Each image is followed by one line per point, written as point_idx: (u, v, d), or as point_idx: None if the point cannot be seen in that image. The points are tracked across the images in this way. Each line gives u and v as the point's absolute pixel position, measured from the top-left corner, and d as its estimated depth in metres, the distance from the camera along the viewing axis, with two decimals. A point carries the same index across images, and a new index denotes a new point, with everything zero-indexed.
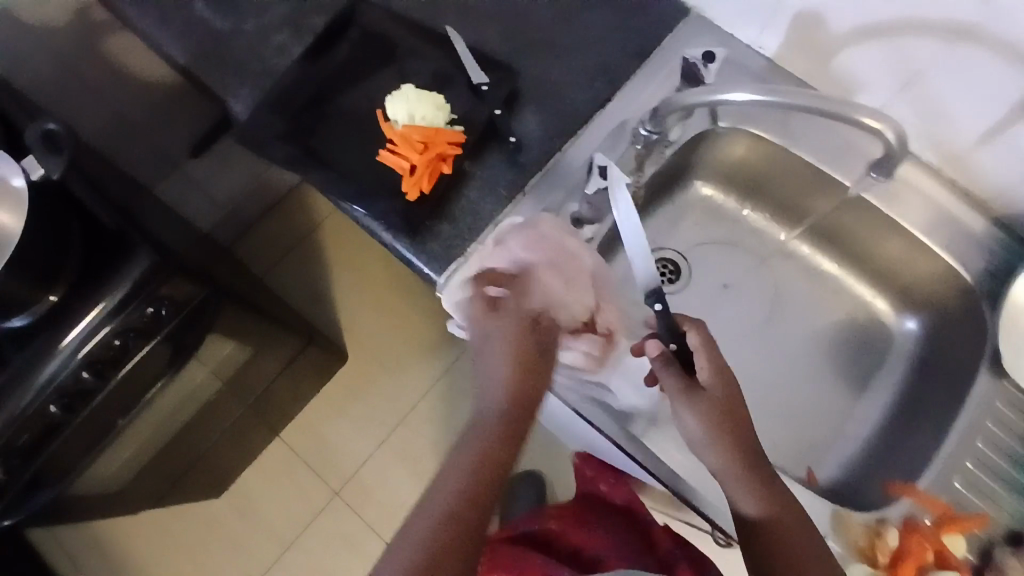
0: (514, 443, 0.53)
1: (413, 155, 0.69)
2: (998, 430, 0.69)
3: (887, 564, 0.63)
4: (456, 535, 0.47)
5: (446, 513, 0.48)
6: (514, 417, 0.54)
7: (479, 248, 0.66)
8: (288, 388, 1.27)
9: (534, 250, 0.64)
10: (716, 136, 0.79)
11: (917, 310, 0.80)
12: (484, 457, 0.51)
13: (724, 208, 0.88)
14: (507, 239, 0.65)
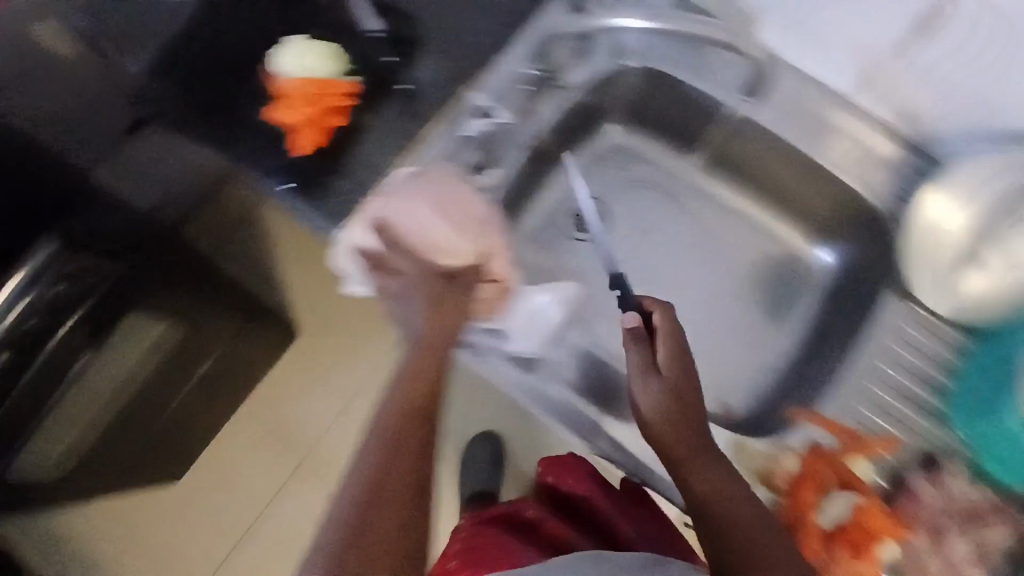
0: (429, 407, 0.52)
1: (303, 109, 0.68)
2: (902, 351, 0.72)
3: (787, 489, 0.66)
4: (378, 511, 0.46)
5: (363, 490, 0.47)
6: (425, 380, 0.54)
7: (372, 198, 0.65)
8: (238, 368, 1.24)
9: (429, 199, 0.65)
10: (624, 77, 0.78)
11: (831, 241, 0.80)
12: (397, 423, 0.51)
13: (642, 152, 0.87)
14: (400, 191, 0.65)
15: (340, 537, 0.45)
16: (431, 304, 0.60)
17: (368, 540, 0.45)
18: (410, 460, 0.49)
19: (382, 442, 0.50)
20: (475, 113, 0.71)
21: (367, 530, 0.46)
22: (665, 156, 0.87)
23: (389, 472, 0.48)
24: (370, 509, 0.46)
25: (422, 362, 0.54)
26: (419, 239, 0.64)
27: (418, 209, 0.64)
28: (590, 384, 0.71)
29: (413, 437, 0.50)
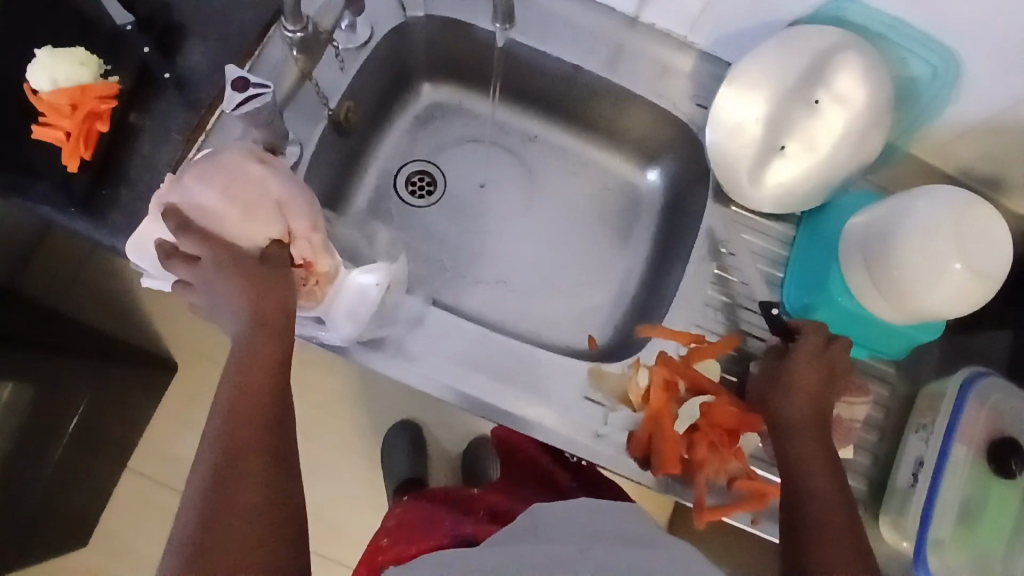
0: (264, 404, 0.53)
1: (62, 121, 0.62)
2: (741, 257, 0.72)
3: (642, 402, 0.67)
4: (221, 510, 0.47)
5: (205, 495, 0.48)
6: (256, 376, 0.53)
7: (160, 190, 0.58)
8: (117, 415, 1.17)
9: (214, 186, 0.56)
10: (416, 28, 0.76)
11: (655, 160, 0.82)
12: (230, 427, 0.51)
13: (463, 107, 0.85)
14: (182, 176, 0.57)
15: (186, 543, 0.46)
16: (248, 283, 0.55)
17: (214, 541, 0.46)
18: (246, 456, 0.50)
19: (217, 445, 0.50)
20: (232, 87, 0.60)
21: (212, 532, 0.47)
22: (485, 107, 0.85)
23: (226, 473, 0.49)
24: (218, 493, 0.48)
25: (247, 361, 0.54)
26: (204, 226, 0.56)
27: (201, 198, 0.56)
28: (449, 345, 0.66)
29: (250, 436, 0.51)
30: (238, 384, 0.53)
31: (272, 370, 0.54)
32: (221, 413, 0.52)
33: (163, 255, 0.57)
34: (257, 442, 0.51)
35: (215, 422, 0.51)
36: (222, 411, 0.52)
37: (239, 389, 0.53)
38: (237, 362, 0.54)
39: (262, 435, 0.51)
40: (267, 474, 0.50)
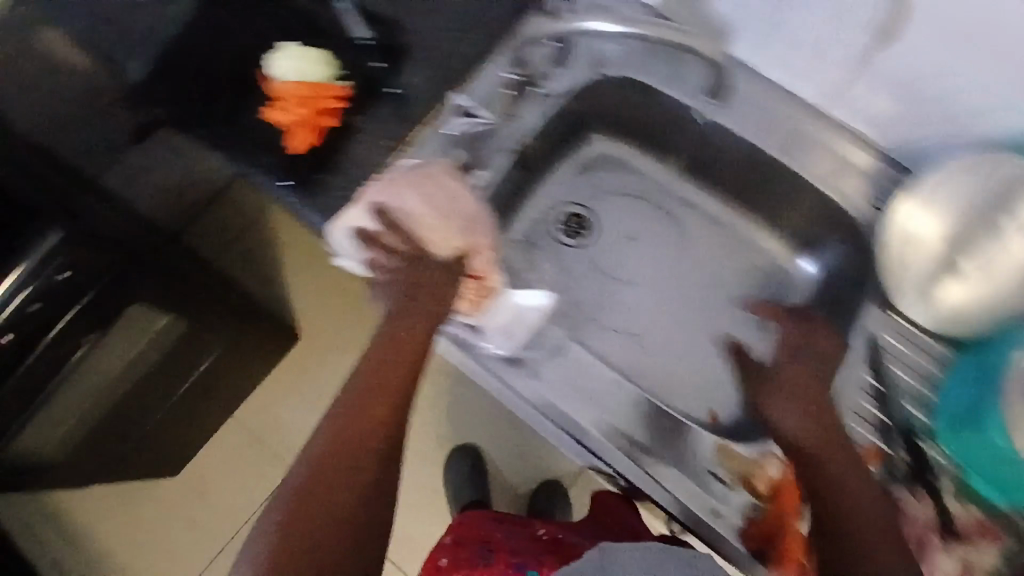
0: (385, 399, 0.59)
1: (294, 110, 0.71)
2: (893, 366, 0.71)
3: (768, 494, 0.63)
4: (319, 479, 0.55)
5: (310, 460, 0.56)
6: (381, 371, 0.60)
7: (372, 184, 0.65)
8: (234, 369, 1.28)
9: (421, 193, 0.64)
10: (607, 85, 0.79)
11: (813, 252, 0.82)
12: (346, 410, 0.58)
13: (629, 163, 0.89)
14: (399, 176, 0.64)
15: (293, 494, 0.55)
16: (413, 283, 0.63)
17: (310, 498, 0.54)
18: (350, 442, 0.57)
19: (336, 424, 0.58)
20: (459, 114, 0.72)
21: (314, 492, 0.55)
22: (651, 168, 0.89)
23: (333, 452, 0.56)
24: (332, 456, 0.56)
25: (381, 354, 0.61)
26: (406, 223, 0.64)
27: (408, 202, 0.64)
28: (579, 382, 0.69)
29: (366, 411, 0.58)
30: (371, 368, 0.61)
31: (398, 369, 0.60)
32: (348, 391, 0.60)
33: (361, 239, 0.63)
34: (363, 435, 0.57)
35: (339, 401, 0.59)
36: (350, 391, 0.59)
37: (370, 373, 0.60)
38: (373, 354, 0.61)
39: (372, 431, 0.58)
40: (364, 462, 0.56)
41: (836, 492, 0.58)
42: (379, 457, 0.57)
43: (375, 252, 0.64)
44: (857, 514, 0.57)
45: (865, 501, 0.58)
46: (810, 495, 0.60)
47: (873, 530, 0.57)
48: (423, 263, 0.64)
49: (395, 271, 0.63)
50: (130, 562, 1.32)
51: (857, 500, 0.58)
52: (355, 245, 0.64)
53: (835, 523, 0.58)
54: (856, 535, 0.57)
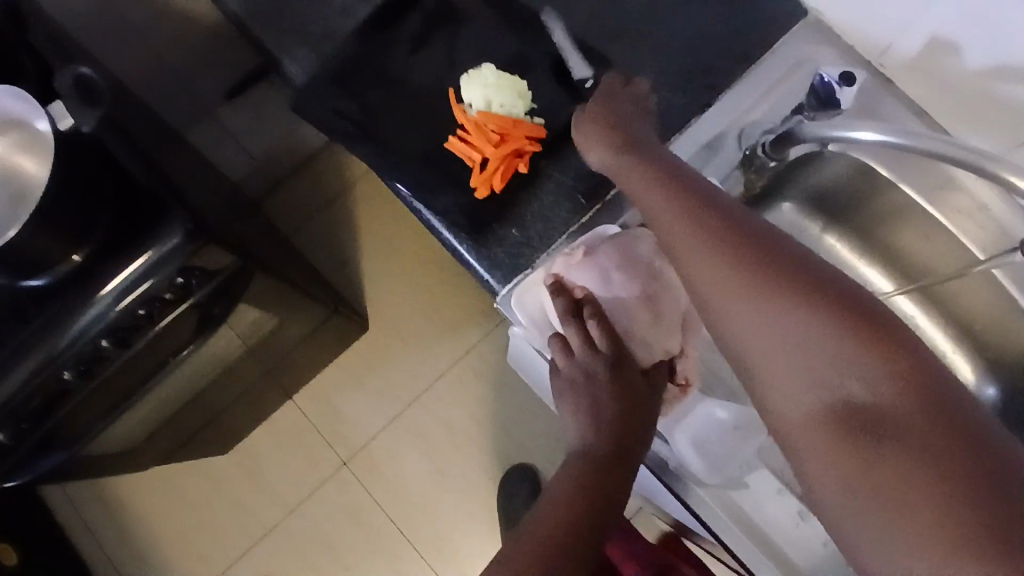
0: (584, 541, 0.46)
1: (487, 148, 0.61)
2: None
3: None
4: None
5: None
6: (575, 503, 0.48)
7: (565, 255, 0.59)
8: (308, 355, 1.23)
9: (627, 272, 0.57)
10: (819, 158, 0.71)
11: (997, 374, 0.76)
12: (541, 549, 0.44)
13: (809, 238, 0.80)
14: (607, 250, 0.58)
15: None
16: (617, 389, 0.52)
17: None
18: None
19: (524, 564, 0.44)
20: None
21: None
22: (830, 246, 0.80)
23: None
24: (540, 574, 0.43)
25: (581, 486, 0.48)
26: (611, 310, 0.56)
27: (613, 280, 0.57)
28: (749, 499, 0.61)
29: (574, 514, 0.47)
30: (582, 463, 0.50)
31: (598, 501, 0.48)
32: (536, 525, 0.47)
33: (560, 310, 0.54)
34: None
35: (528, 537, 0.46)
36: (541, 527, 0.46)
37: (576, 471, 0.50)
38: (567, 484, 0.49)
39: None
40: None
41: (882, 408, 0.41)
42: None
43: (570, 336, 0.54)
44: (914, 368, 0.41)
45: (803, 399, 0.44)
46: (812, 394, 0.43)
47: (900, 419, 0.40)
48: (629, 376, 0.53)
49: (591, 380, 0.52)
50: (171, 534, 1.29)
51: (789, 389, 0.44)
52: (542, 310, 0.59)
53: (813, 373, 0.43)
54: (841, 394, 0.42)
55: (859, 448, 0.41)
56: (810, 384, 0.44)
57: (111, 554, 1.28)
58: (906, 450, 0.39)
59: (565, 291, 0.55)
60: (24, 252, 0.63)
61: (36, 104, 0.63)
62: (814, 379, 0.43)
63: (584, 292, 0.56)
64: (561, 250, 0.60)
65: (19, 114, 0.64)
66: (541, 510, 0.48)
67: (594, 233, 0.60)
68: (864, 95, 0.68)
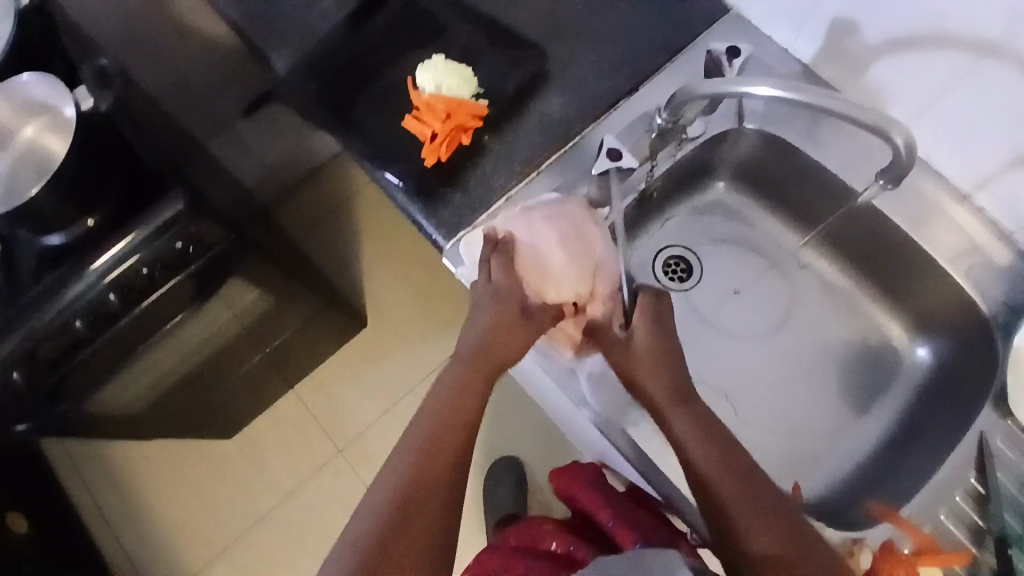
0: (458, 434, 0.54)
1: (435, 123, 0.71)
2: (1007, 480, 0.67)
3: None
4: (402, 530, 0.49)
5: (389, 507, 0.50)
6: (455, 408, 0.55)
7: (505, 210, 0.69)
8: (307, 345, 1.32)
9: (553, 222, 0.65)
10: (738, 137, 0.79)
11: (928, 337, 0.80)
12: (426, 448, 0.53)
13: (746, 217, 0.87)
14: (544, 207, 0.67)
15: (373, 537, 0.49)
16: (507, 315, 0.60)
17: (392, 551, 0.48)
18: (431, 487, 0.51)
19: (412, 464, 0.52)
20: (604, 154, 0.69)
21: (395, 536, 0.49)
22: (767, 222, 0.87)
23: (411, 497, 0.50)
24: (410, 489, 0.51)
25: (455, 388, 0.57)
26: (528, 252, 0.63)
27: (537, 228, 0.65)
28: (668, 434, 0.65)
29: (447, 434, 0.54)
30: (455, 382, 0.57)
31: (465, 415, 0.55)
32: (417, 429, 0.55)
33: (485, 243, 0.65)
34: (442, 474, 0.52)
35: (411, 438, 0.54)
36: (421, 430, 0.54)
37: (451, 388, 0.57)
38: (446, 391, 0.57)
39: (450, 467, 0.52)
40: (448, 509, 0.51)
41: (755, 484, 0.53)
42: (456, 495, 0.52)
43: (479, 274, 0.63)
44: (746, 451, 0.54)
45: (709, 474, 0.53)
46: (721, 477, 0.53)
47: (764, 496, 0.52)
48: (515, 302, 0.60)
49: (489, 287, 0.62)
50: (174, 517, 1.36)
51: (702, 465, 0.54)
52: None
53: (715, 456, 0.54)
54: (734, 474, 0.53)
55: (753, 515, 0.51)
56: (726, 467, 0.53)
57: (119, 534, 1.36)
58: (768, 522, 0.51)
59: (491, 239, 0.65)
60: (45, 215, 0.76)
61: (61, 91, 0.76)
62: (717, 460, 0.54)
63: (506, 236, 0.65)
64: (502, 208, 0.69)
65: (47, 100, 0.77)
66: (420, 419, 0.56)
67: (535, 198, 0.69)
68: (756, 65, 0.77)
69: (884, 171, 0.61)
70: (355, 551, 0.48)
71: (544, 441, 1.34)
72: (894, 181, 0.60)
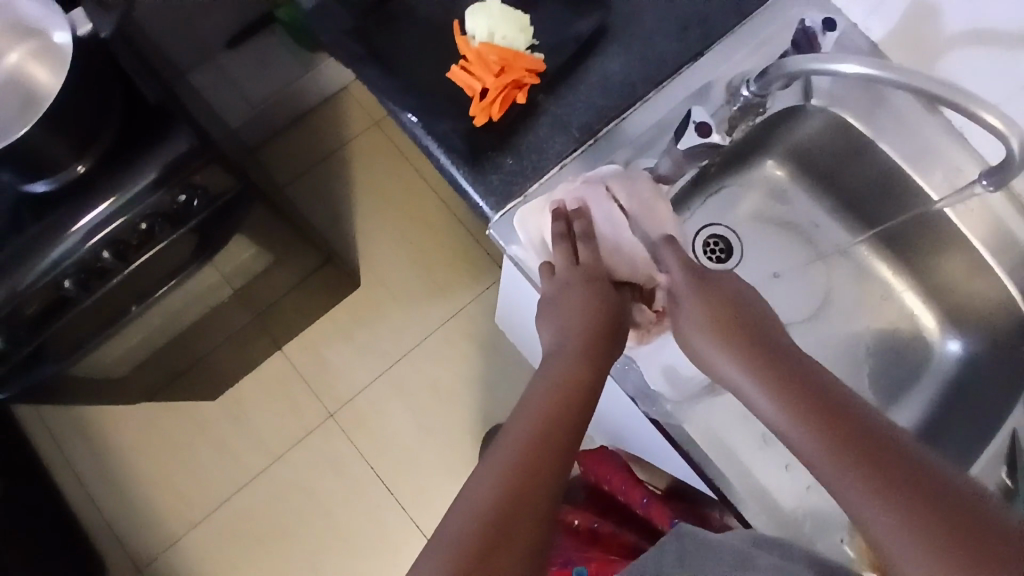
0: (566, 438, 0.48)
1: (487, 78, 0.64)
2: None
3: None
4: (506, 538, 0.43)
5: (491, 512, 0.44)
6: (560, 408, 0.49)
7: (567, 180, 0.63)
8: (295, 305, 1.23)
9: (627, 199, 0.62)
10: (802, 114, 0.76)
11: (962, 332, 0.79)
12: (531, 448, 0.47)
13: (788, 195, 0.84)
14: (612, 186, 0.62)
15: (467, 544, 0.42)
16: (588, 299, 0.55)
17: (486, 561, 0.42)
18: (538, 497, 0.45)
19: (514, 464, 0.46)
20: (692, 126, 0.62)
21: (494, 547, 0.42)
22: (809, 206, 0.84)
23: (516, 502, 0.44)
24: (513, 477, 0.45)
25: (562, 388, 0.51)
26: (606, 236, 0.60)
27: (610, 206, 0.61)
28: (719, 417, 0.65)
29: (556, 425, 0.48)
30: (562, 374, 0.51)
31: (568, 409, 0.50)
32: (519, 429, 0.48)
33: (558, 229, 0.59)
34: (547, 480, 0.46)
35: (512, 437, 0.48)
36: (525, 427, 0.48)
37: (554, 376, 0.51)
38: (550, 390, 0.50)
39: (560, 473, 0.47)
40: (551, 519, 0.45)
41: (852, 416, 0.46)
42: (556, 507, 0.46)
43: (557, 255, 0.58)
44: (839, 398, 0.47)
45: (798, 421, 0.47)
46: (811, 420, 0.47)
47: (884, 443, 0.45)
48: (603, 283, 0.56)
49: (571, 282, 0.56)
50: (149, 475, 1.30)
51: (789, 417, 0.47)
52: (545, 235, 0.61)
53: (815, 411, 0.47)
54: (853, 443, 0.45)
55: (856, 464, 0.44)
56: (810, 414, 0.47)
57: (90, 490, 1.29)
58: (871, 457, 0.44)
59: (561, 213, 0.60)
60: (34, 156, 0.66)
61: (53, 10, 0.67)
62: (829, 426, 0.46)
63: (577, 206, 0.61)
64: (562, 177, 0.64)
65: (36, 21, 0.68)
66: (523, 418, 0.49)
67: (600, 168, 0.64)
68: (845, 42, 0.72)
69: (986, 172, 0.63)
70: (452, 557, 0.42)
71: None
72: (995, 185, 0.63)
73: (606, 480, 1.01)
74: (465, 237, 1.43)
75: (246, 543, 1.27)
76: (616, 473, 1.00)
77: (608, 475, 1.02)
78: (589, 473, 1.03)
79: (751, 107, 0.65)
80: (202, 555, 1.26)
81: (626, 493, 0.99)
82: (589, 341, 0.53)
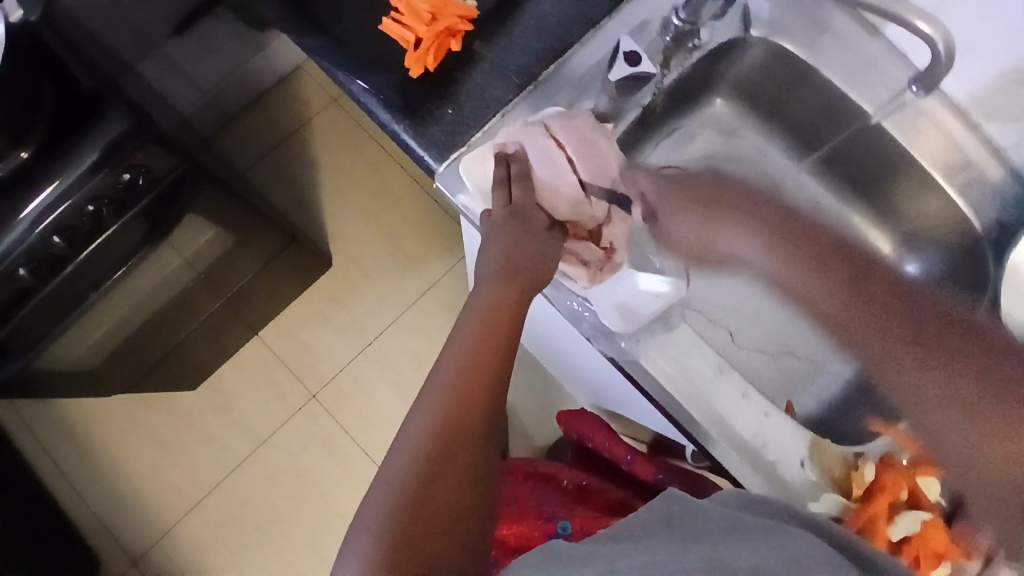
0: (493, 365, 0.49)
1: (419, 27, 0.63)
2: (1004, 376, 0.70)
3: (861, 494, 0.63)
4: (445, 471, 0.44)
5: (427, 446, 0.44)
6: (486, 333, 0.50)
7: (506, 126, 0.63)
8: (266, 289, 1.22)
9: (568, 139, 0.62)
10: (745, 47, 0.74)
11: (918, 255, 0.80)
12: (460, 376, 0.48)
13: (739, 133, 0.84)
14: (552, 127, 0.62)
15: (414, 475, 0.43)
16: (522, 238, 0.55)
17: (426, 497, 0.43)
18: (469, 426, 0.46)
19: (445, 398, 0.47)
20: (621, 57, 0.62)
21: (434, 481, 0.43)
22: (759, 140, 0.84)
23: (450, 436, 0.45)
24: (446, 410, 0.46)
25: (488, 316, 0.51)
26: (545, 177, 0.59)
27: (549, 147, 0.61)
28: (678, 353, 0.64)
29: (484, 354, 0.49)
30: (488, 305, 0.51)
31: (495, 337, 0.50)
32: (453, 355, 0.49)
33: (497, 176, 0.59)
34: (480, 408, 0.47)
35: (443, 372, 0.48)
36: (455, 364, 0.48)
37: (480, 307, 0.52)
38: (475, 321, 0.51)
39: (488, 399, 0.47)
40: (486, 444, 0.46)
41: None
42: (493, 423, 0.47)
43: (494, 199, 0.58)
44: None
45: None
46: None
47: None
48: (534, 225, 0.56)
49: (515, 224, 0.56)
50: (136, 470, 1.30)
51: None
52: (488, 180, 0.61)
53: None
54: None
55: None
56: None
57: (78, 490, 1.29)
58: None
59: (500, 157, 0.59)
60: None
61: None
62: None
63: (515, 148, 0.60)
64: (503, 124, 0.63)
65: None
66: (451, 354, 0.49)
67: (542, 111, 0.63)
68: None
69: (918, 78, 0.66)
70: (393, 495, 0.42)
71: (524, 374, 1.26)
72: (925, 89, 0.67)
73: (589, 438, 1.04)
74: (434, 209, 1.42)
75: (238, 529, 1.27)
76: (599, 431, 1.03)
77: (591, 432, 1.04)
78: (574, 432, 1.07)
79: (684, 34, 0.66)
80: (196, 545, 1.26)
81: (608, 450, 1.01)
82: (511, 266, 0.53)
